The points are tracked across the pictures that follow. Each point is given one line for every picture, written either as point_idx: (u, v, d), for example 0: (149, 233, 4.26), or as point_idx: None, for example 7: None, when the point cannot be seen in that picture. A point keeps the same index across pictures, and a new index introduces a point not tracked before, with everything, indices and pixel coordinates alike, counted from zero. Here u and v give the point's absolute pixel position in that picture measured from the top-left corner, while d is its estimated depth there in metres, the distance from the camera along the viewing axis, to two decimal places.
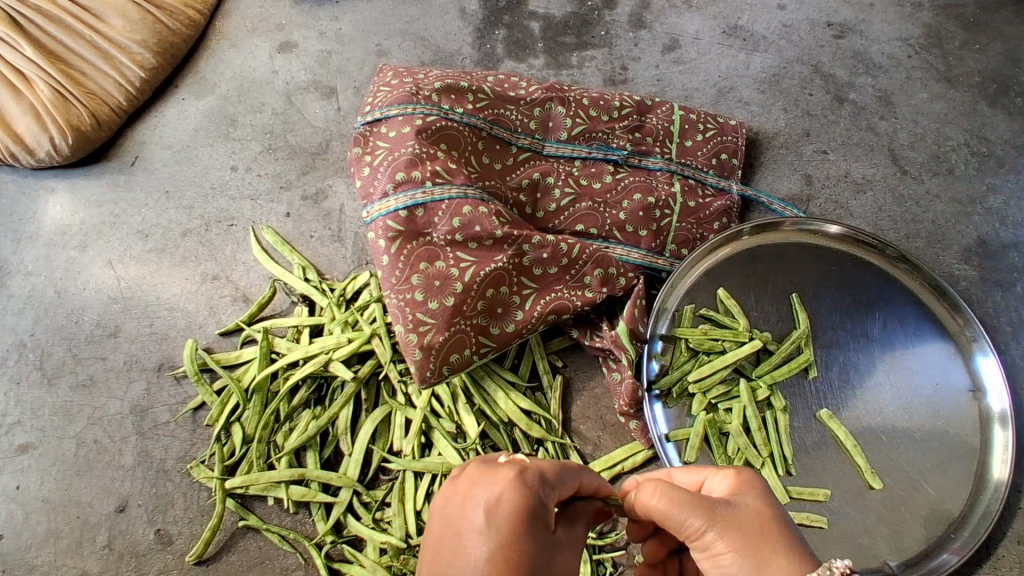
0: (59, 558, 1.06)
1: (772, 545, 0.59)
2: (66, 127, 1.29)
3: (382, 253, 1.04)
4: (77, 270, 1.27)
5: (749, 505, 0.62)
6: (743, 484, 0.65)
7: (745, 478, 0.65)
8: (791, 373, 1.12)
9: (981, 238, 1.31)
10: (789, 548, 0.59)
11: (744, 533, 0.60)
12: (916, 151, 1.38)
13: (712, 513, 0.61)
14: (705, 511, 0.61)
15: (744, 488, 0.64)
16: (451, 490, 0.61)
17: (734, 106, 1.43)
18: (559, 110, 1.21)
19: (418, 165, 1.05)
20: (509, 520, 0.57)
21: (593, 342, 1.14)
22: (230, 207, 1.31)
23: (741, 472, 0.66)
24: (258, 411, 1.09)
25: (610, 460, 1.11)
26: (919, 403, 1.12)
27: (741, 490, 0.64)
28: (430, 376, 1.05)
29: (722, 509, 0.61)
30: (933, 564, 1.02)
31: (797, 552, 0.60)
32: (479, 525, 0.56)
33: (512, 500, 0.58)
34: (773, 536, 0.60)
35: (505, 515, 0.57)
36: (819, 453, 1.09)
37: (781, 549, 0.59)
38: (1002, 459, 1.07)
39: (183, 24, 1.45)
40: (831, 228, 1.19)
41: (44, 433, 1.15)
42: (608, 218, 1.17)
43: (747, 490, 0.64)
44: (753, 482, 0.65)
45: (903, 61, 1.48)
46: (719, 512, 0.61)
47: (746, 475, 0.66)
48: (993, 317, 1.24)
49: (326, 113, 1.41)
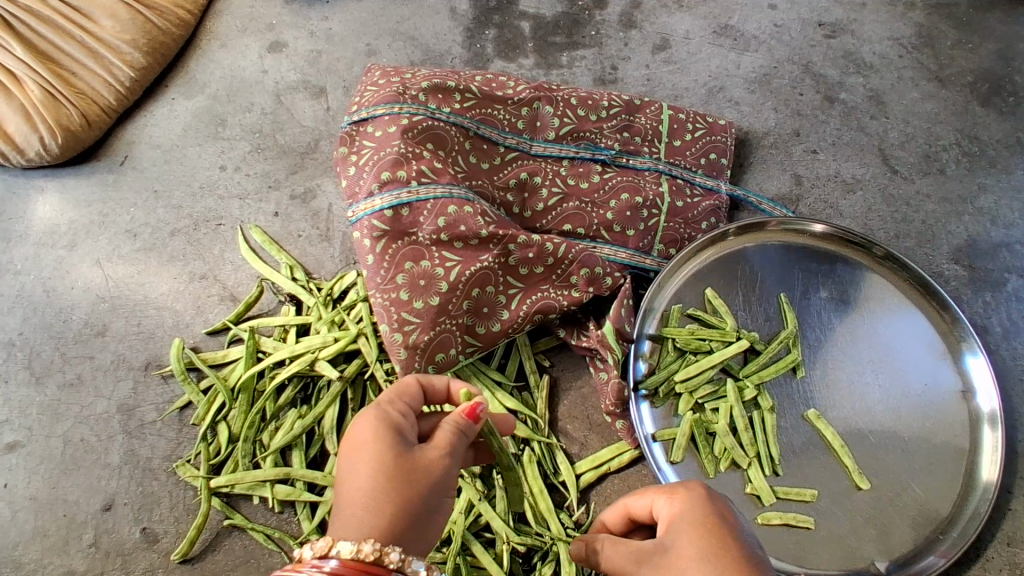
0: (44, 557, 1.06)
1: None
2: (56, 127, 1.30)
3: (367, 253, 1.04)
4: (65, 269, 1.27)
5: (680, 543, 0.61)
6: (680, 513, 0.63)
7: (682, 507, 0.64)
8: (778, 372, 1.12)
9: (971, 238, 1.30)
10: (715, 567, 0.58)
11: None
12: (907, 151, 1.38)
13: (646, 561, 0.63)
14: (640, 561, 0.64)
15: (679, 521, 0.63)
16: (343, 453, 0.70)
17: (724, 106, 1.42)
18: (546, 110, 1.21)
19: (404, 165, 1.05)
20: (362, 436, 0.66)
21: (580, 342, 1.14)
22: (218, 207, 1.31)
23: (677, 500, 0.65)
24: (243, 411, 1.09)
25: (596, 460, 1.11)
26: (907, 403, 1.11)
27: (673, 526, 0.63)
28: (415, 375, 1.05)
29: (656, 556, 0.62)
30: (920, 565, 1.01)
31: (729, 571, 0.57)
32: (349, 460, 0.65)
33: (358, 427, 0.67)
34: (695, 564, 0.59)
35: (357, 438, 0.67)
36: (806, 453, 1.09)
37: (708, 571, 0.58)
38: (991, 459, 1.06)
39: (173, 24, 1.45)
40: (816, 227, 1.19)
41: (31, 431, 1.15)
42: (595, 218, 1.16)
43: (681, 523, 0.63)
44: (687, 510, 0.63)
45: (894, 61, 1.48)
46: (651, 559, 0.62)
47: (682, 502, 0.64)
48: (983, 317, 1.24)
49: (315, 113, 1.42)
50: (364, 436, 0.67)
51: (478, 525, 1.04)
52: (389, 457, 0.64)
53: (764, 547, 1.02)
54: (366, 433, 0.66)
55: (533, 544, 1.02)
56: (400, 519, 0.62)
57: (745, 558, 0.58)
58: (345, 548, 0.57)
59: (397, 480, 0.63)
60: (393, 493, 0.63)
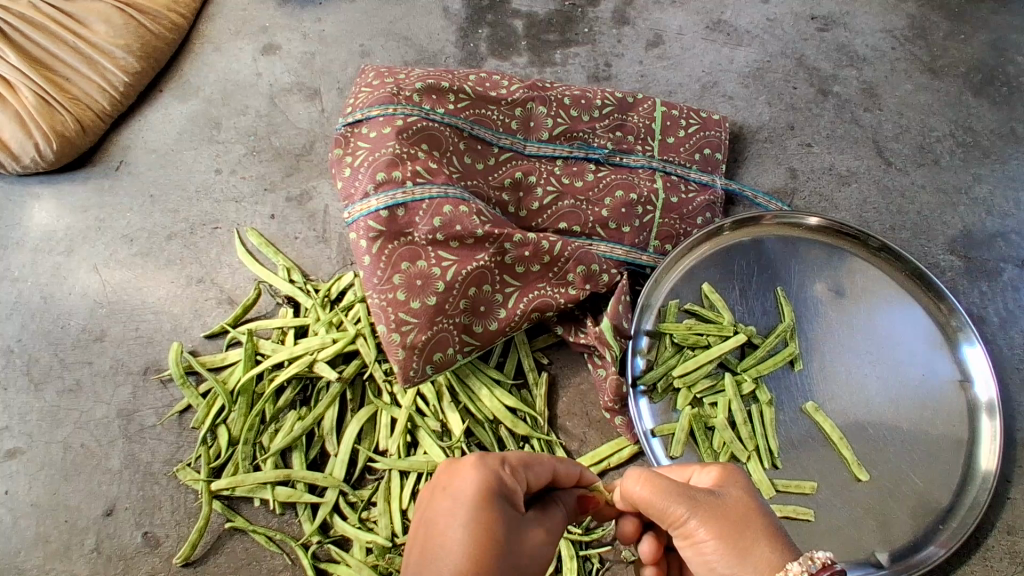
0: (47, 562, 1.06)
1: (754, 534, 0.63)
2: (50, 133, 1.29)
3: (363, 254, 1.04)
4: (63, 275, 1.28)
5: (731, 495, 0.66)
6: (726, 478, 0.69)
7: (730, 473, 0.69)
8: (777, 366, 1.12)
9: (967, 229, 1.30)
10: (773, 536, 0.63)
11: (729, 522, 0.63)
12: (901, 143, 1.38)
13: (696, 499, 0.65)
14: (689, 499, 0.65)
15: (728, 482, 0.68)
16: (426, 494, 0.63)
17: (718, 101, 1.43)
18: (540, 111, 1.21)
19: (399, 166, 1.05)
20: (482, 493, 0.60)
21: (577, 339, 1.14)
22: (214, 210, 1.31)
23: (726, 467, 0.70)
24: (243, 413, 1.09)
25: (595, 457, 1.11)
26: (905, 394, 1.12)
27: (727, 483, 0.68)
28: (413, 375, 1.05)
29: (706, 497, 0.66)
30: (919, 557, 1.02)
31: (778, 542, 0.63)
32: (448, 508, 0.58)
33: (473, 481, 0.60)
34: (754, 524, 0.64)
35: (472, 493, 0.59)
36: (805, 446, 1.09)
37: (763, 534, 0.63)
38: (990, 449, 1.07)
39: (166, 29, 1.45)
40: (811, 220, 1.19)
41: (31, 437, 1.15)
42: (590, 216, 1.17)
43: (734, 484, 0.68)
44: (738, 476, 0.69)
45: (887, 53, 1.48)
46: (702, 500, 0.65)
47: (732, 471, 0.70)
48: (980, 307, 1.24)
49: (310, 114, 1.42)
50: (469, 489, 0.60)
51: None
52: (496, 527, 0.58)
53: None
54: (471, 489, 0.59)
55: None
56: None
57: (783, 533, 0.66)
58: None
59: (495, 554, 0.56)
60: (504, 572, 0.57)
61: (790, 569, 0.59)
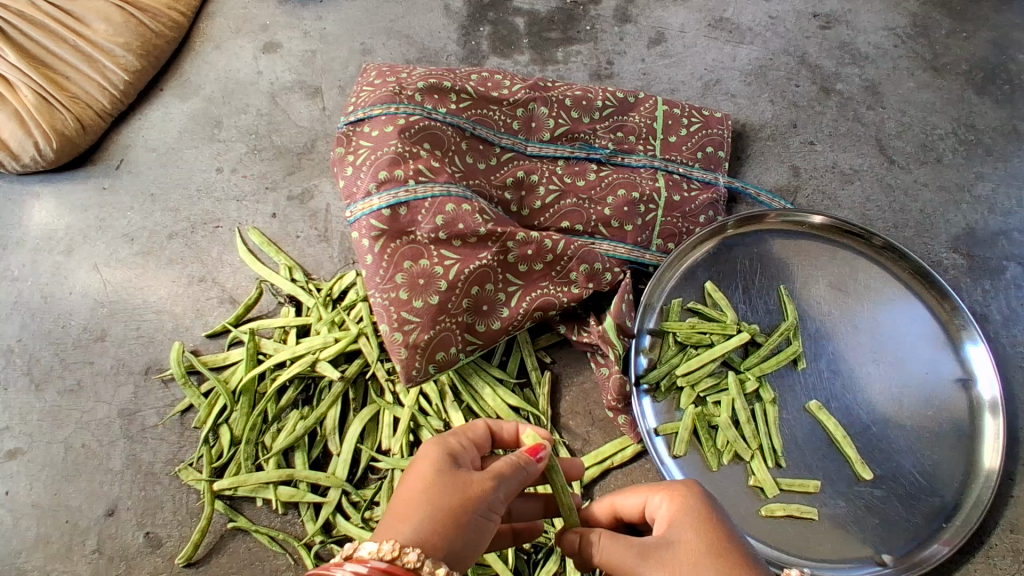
0: (48, 563, 1.06)
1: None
2: (50, 132, 1.29)
3: (366, 252, 1.04)
4: (63, 275, 1.27)
5: (684, 537, 0.60)
6: (679, 509, 0.62)
7: (682, 502, 0.63)
8: (780, 365, 1.11)
9: (969, 226, 1.30)
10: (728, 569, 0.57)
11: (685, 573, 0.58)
12: (903, 141, 1.38)
13: (648, 555, 0.60)
14: (643, 555, 0.60)
15: (680, 518, 0.62)
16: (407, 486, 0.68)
17: (720, 99, 1.42)
18: (542, 110, 1.21)
19: (401, 164, 1.05)
20: (428, 461, 0.64)
21: (580, 337, 1.14)
22: (215, 209, 1.31)
23: (677, 497, 0.63)
24: (245, 413, 1.09)
25: (599, 456, 1.11)
26: (909, 393, 1.11)
27: (678, 522, 0.61)
28: (416, 375, 1.04)
29: (660, 550, 0.60)
30: (923, 554, 1.01)
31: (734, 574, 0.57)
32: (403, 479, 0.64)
33: (424, 453, 0.65)
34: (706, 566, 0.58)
35: (420, 463, 0.64)
36: (809, 445, 1.09)
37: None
38: (993, 447, 1.07)
39: (165, 27, 1.44)
40: (814, 218, 1.18)
41: (32, 438, 1.15)
42: (593, 214, 1.16)
43: (685, 518, 0.61)
44: (691, 505, 0.62)
45: (889, 51, 1.48)
46: (656, 554, 0.60)
47: (682, 497, 0.63)
48: (982, 305, 1.24)
49: (311, 113, 1.41)
50: (419, 462, 0.65)
51: None
52: (433, 476, 0.63)
53: (769, 538, 1.02)
54: (421, 460, 0.65)
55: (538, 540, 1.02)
56: (442, 547, 0.58)
57: (748, 554, 0.59)
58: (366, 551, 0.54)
59: (433, 497, 0.61)
60: (444, 519, 0.59)
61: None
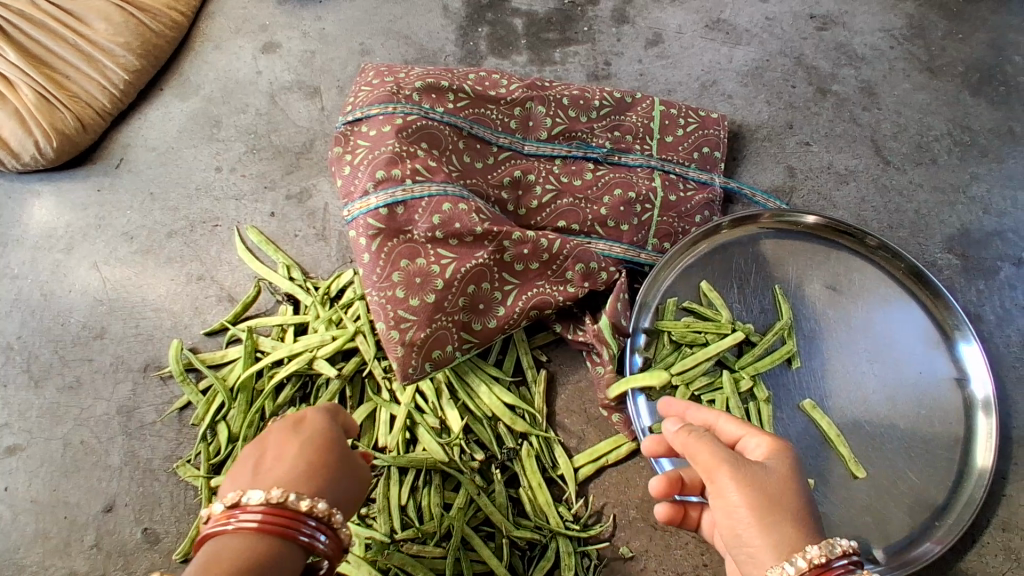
0: (46, 559, 1.07)
1: (784, 511, 0.63)
2: (50, 131, 1.30)
3: (363, 251, 1.05)
4: (62, 273, 1.28)
5: (776, 470, 0.66)
6: (778, 449, 0.69)
7: (784, 446, 0.69)
8: (774, 364, 1.12)
9: (964, 227, 1.31)
10: (802, 517, 0.63)
11: (763, 496, 0.63)
12: (899, 142, 1.39)
13: (739, 464, 0.66)
14: (733, 462, 0.66)
15: (778, 456, 0.68)
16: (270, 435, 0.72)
17: (717, 100, 1.43)
18: (539, 110, 1.21)
19: (398, 164, 1.06)
20: (319, 418, 0.73)
21: (576, 336, 1.15)
22: (213, 208, 1.32)
23: (780, 440, 0.70)
24: (242, 410, 1.09)
25: (593, 453, 1.12)
26: (903, 392, 1.12)
27: (775, 457, 0.68)
28: (412, 373, 1.05)
29: (752, 466, 0.66)
30: (915, 553, 1.02)
31: (806, 523, 0.63)
32: (283, 435, 0.69)
33: (313, 417, 0.72)
34: (789, 503, 0.64)
35: (309, 422, 0.72)
36: (803, 443, 1.09)
37: (795, 517, 0.63)
38: (986, 446, 1.08)
39: (165, 27, 1.45)
40: (809, 218, 1.19)
41: (31, 434, 1.15)
42: (589, 214, 1.17)
43: (784, 456, 0.68)
44: (791, 452, 0.69)
45: (886, 53, 1.48)
46: (746, 467, 0.65)
47: (787, 445, 0.70)
48: (976, 305, 1.25)
49: (310, 112, 1.42)
50: (306, 425, 0.71)
51: (478, 520, 1.04)
52: (320, 447, 0.69)
53: None
54: (308, 424, 0.71)
55: (533, 538, 1.02)
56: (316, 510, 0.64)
57: (819, 518, 0.65)
58: (255, 498, 0.60)
59: (318, 465, 0.67)
60: (337, 468, 0.68)
61: (809, 553, 0.60)
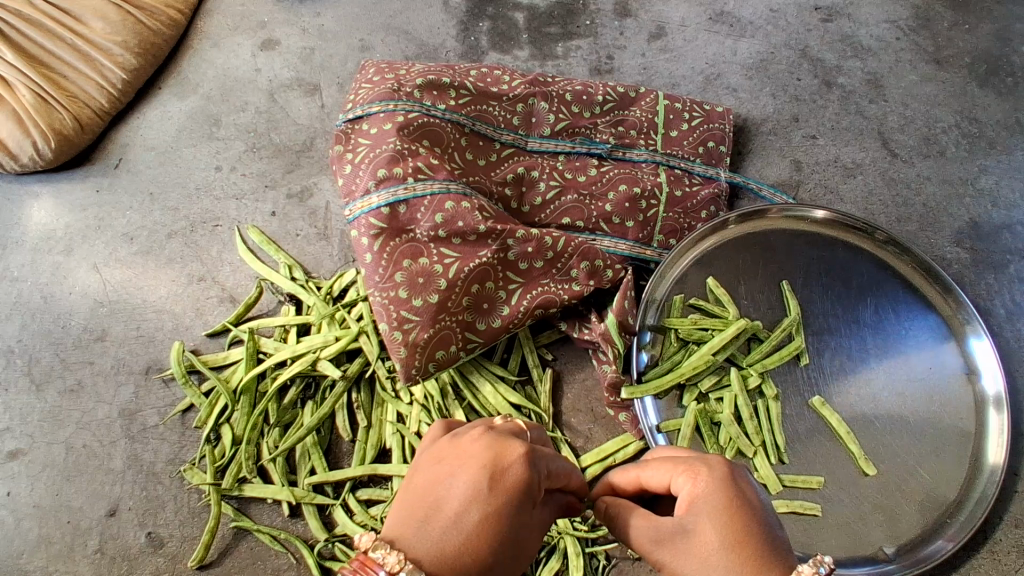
0: (49, 563, 1.06)
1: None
2: (49, 132, 1.28)
3: (364, 251, 1.03)
4: (63, 274, 1.27)
5: (702, 528, 0.61)
6: (700, 497, 0.62)
7: (704, 488, 0.62)
8: (783, 361, 1.11)
9: (974, 221, 1.29)
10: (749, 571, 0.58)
11: (698, 562, 0.60)
12: (906, 134, 1.37)
13: (665, 543, 0.62)
14: (659, 542, 0.63)
15: (701, 504, 0.62)
16: (452, 450, 0.61)
17: (722, 93, 1.41)
18: (542, 106, 1.20)
19: (400, 162, 1.04)
20: (504, 477, 0.59)
21: (582, 334, 1.13)
22: (214, 207, 1.30)
23: (699, 484, 0.63)
24: (246, 412, 1.08)
25: (600, 453, 1.10)
26: (913, 388, 1.11)
27: (696, 510, 0.62)
28: (415, 373, 1.04)
29: (675, 539, 0.62)
30: (928, 551, 1.01)
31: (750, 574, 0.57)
32: (471, 480, 0.58)
33: (512, 469, 0.59)
34: (727, 567, 0.58)
35: (504, 474, 0.59)
36: (812, 441, 1.08)
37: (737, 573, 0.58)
38: (997, 443, 1.06)
39: (162, 24, 1.43)
40: (817, 213, 1.17)
41: (33, 438, 1.14)
42: (594, 210, 1.15)
43: (704, 507, 0.61)
44: (713, 495, 0.62)
45: (892, 44, 1.46)
46: (672, 542, 0.62)
47: (705, 482, 0.63)
48: (986, 299, 1.23)
49: (310, 110, 1.40)
50: (499, 474, 0.59)
51: None
52: (506, 520, 0.58)
53: None
54: (503, 480, 0.59)
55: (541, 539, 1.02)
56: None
57: (769, 546, 0.59)
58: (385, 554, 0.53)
59: (494, 542, 0.57)
60: (496, 553, 0.57)
61: None
